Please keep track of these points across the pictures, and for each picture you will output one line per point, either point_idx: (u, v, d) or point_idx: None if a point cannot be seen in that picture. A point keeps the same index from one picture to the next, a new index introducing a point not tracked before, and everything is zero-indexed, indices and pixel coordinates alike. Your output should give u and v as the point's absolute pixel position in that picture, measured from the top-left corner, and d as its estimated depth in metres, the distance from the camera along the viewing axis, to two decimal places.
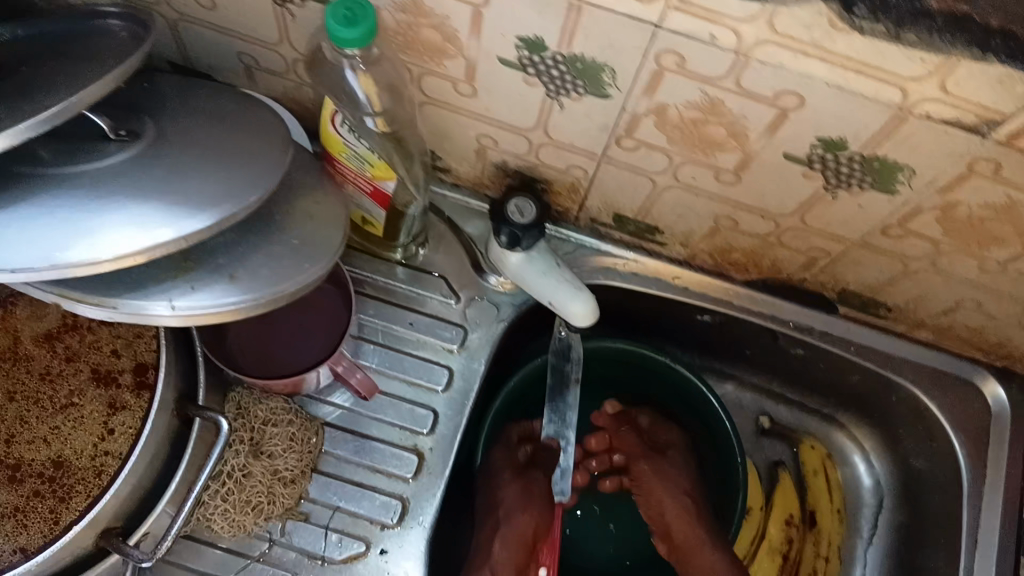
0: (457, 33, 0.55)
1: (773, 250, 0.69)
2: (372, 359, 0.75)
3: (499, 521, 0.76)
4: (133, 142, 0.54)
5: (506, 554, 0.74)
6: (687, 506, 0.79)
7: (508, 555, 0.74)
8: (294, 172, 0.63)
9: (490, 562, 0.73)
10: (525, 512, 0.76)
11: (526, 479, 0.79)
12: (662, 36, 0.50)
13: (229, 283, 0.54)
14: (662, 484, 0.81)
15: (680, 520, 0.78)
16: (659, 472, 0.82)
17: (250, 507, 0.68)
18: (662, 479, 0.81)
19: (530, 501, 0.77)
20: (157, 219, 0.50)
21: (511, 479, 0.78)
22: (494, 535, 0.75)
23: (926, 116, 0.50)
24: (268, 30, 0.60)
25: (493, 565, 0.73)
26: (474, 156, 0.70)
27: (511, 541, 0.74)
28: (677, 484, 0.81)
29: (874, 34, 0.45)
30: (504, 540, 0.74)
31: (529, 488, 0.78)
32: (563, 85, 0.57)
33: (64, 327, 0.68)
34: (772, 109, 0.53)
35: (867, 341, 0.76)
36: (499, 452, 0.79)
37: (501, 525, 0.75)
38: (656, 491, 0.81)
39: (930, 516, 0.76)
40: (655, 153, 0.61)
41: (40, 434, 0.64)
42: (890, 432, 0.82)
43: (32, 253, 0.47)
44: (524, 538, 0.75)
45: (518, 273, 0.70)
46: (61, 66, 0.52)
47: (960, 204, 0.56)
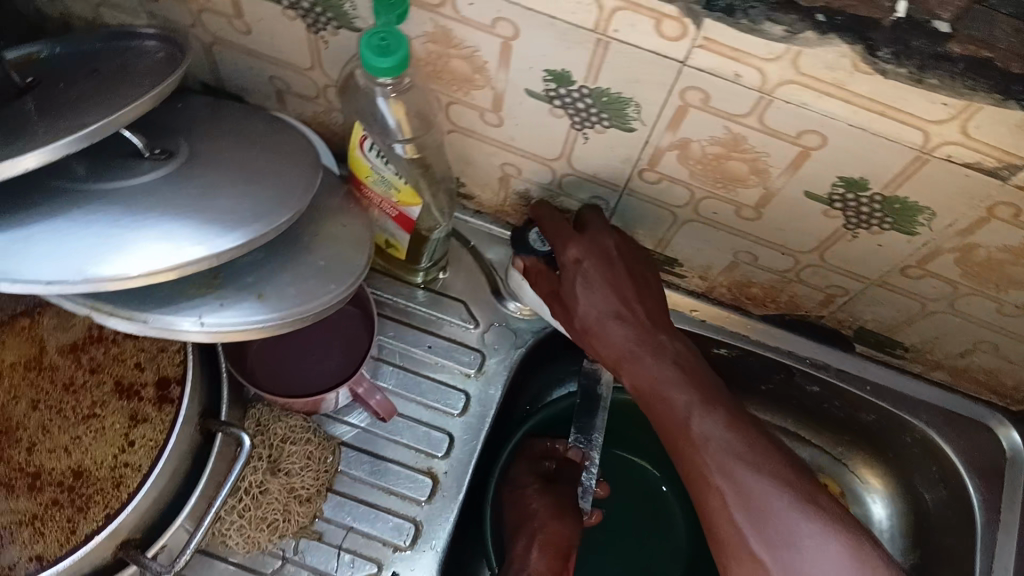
0: (486, 63, 0.56)
1: (791, 286, 0.70)
2: (390, 381, 0.76)
3: (535, 530, 0.73)
4: (166, 161, 0.55)
5: (543, 563, 0.71)
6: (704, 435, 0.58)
7: (545, 562, 0.71)
8: (321, 195, 0.64)
9: (527, 568, 0.70)
10: (560, 520, 0.74)
11: (554, 489, 0.76)
12: (687, 73, 0.51)
13: (255, 302, 0.55)
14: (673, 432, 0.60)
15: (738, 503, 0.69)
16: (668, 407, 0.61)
17: (265, 524, 0.69)
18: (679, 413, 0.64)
19: (563, 511, 0.74)
20: (189, 236, 0.51)
21: (539, 490, 0.76)
22: (531, 543, 0.72)
23: (947, 159, 0.50)
24: (301, 56, 0.62)
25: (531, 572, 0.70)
26: (498, 184, 0.71)
27: (549, 548, 0.72)
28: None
29: (896, 77, 0.46)
30: (543, 547, 0.72)
31: (558, 500, 0.75)
32: (588, 117, 0.58)
33: (90, 339, 0.69)
34: (794, 147, 0.53)
35: (884, 381, 0.76)
36: (523, 467, 0.78)
37: (538, 533, 0.72)
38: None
39: (944, 558, 0.76)
40: (676, 187, 0.62)
41: (61, 443, 0.65)
42: (904, 472, 0.81)
43: (67, 266, 0.48)
44: (560, 546, 0.72)
45: (539, 302, 0.72)
46: (99, 85, 0.53)
47: (979, 246, 0.56)
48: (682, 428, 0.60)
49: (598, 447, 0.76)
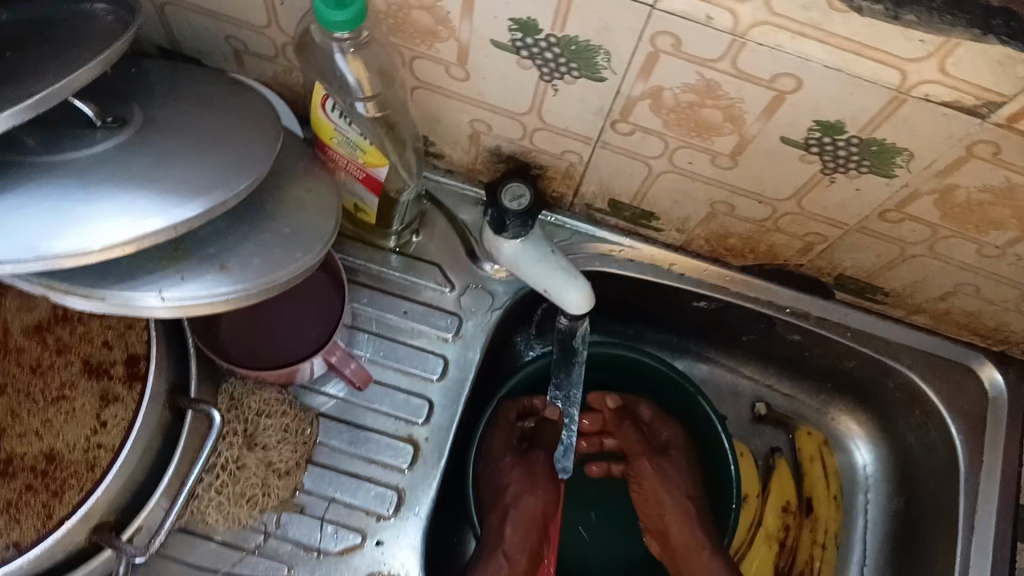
0: (449, 15, 0.54)
1: (769, 235, 0.68)
2: (367, 349, 0.75)
3: (507, 508, 0.74)
4: (119, 129, 0.53)
5: (519, 538, 0.73)
6: (688, 515, 0.77)
7: (519, 539, 0.73)
8: (284, 159, 0.62)
9: (501, 546, 0.72)
10: (531, 493, 0.74)
11: (528, 458, 0.77)
12: (657, 17, 0.49)
13: (219, 273, 0.53)
14: (668, 477, 0.78)
15: (683, 526, 0.76)
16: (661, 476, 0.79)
17: (244, 499, 0.68)
18: (662, 471, 0.79)
19: (534, 482, 0.75)
20: (144, 206, 0.49)
21: (512, 461, 0.77)
22: (503, 519, 0.73)
23: (925, 98, 0.49)
24: (256, 13, 0.59)
25: (505, 550, 0.72)
26: (467, 142, 0.69)
27: (523, 526, 0.73)
28: (678, 491, 0.78)
29: (872, 13, 0.44)
30: (515, 524, 0.73)
31: (531, 471, 0.76)
32: (557, 68, 0.56)
33: (54, 318, 0.67)
34: (769, 92, 0.52)
35: (865, 327, 0.76)
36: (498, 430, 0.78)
37: (508, 510, 0.73)
38: (655, 496, 0.78)
39: (927, 502, 0.76)
40: (650, 137, 0.60)
41: (32, 427, 0.63)
42: (887, 417, 0.81)
43: (19, 243, 0.47)
44: (532, 520, 0.74)
45: (514, 261, 0.69)
46: (44, 52, 0.51)
47: (958, 188, 0.55)
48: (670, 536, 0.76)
49: (578, 404, 0.79)
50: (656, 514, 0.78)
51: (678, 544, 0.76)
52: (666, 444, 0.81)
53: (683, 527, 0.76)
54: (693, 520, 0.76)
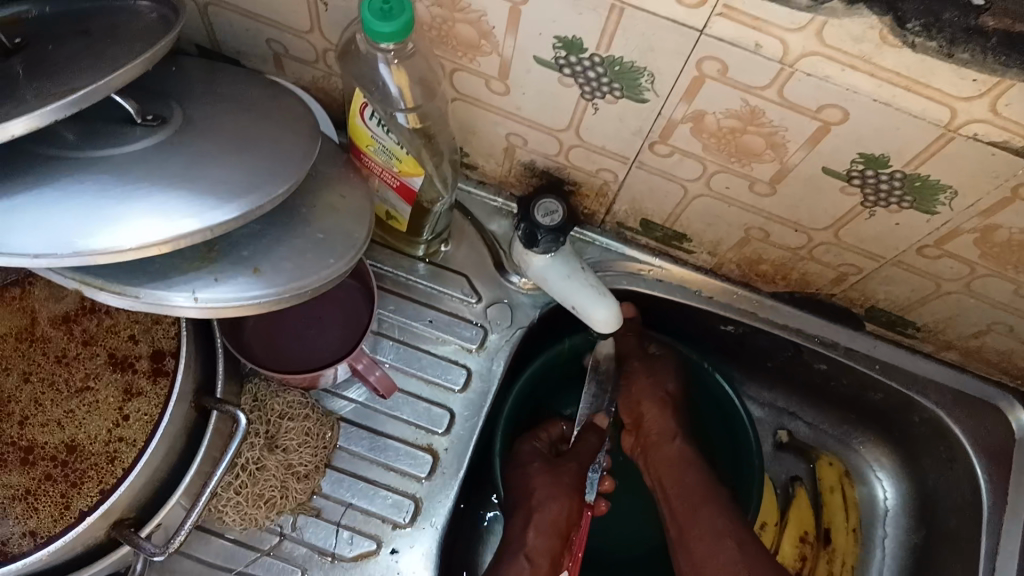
0: (493, 29, 0.53)
1: (802, 263, 0.68)
2: (389, 356, 0.75)
3: (532, 511, 0.73)
4: (159, 127, 0.53)
5: (542, 543, 0.72)
6: (666, 413, 0.77)
7: (542, 543, 0.72)
8: (319, 164, 0.61)
9: (523, 548, 0.71)
10: (557, 500, 0.74)
11: (556, 468, 0.76)
12: (704, 42, 0.48)
13: (251, 276, 0.53)
14: (642, 383, 0.78)
15: (655, 416, 0.77)
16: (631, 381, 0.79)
17: (263, 501, 0.68)
18: (645, 382, 0.78)
19: (560, 489, 0.75)
20: (181, 207, 0.49)
21: (541, 466, 0.76)
22: (528, 523, 0.72)
23: (972, 137, 0.48)
24: (300, 18, 0.59)
25: (528, 552, 0.71)
26: (502, 155, 0.69)
27: (545, 528, 0.73)
28: (658, 382, 0.78)
29: (925, 50, 0.44)
30: (539, 527, 0.72)
31: (559, 479, 0.75)
32: (598, 86, 0.55)
33: (82, 310, 0.67)
34: (814, 122, 0.51)
35: (893, 360, 0.75)
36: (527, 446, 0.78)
37: (535, 512, 0.73)
38: (638, 391, 0.78)
39: (947, 540, 0.75)
40: (688, 160, 0.60)
41: (54, 417, 0.63)
42: (910, 451, 0.81)
43: (56, 238, 0.47)
44: (557, 526, 0.73)
45: (542, 275, 0.69)
46: (89, 47, 0.51)
47: (1000, 227, 0.55)
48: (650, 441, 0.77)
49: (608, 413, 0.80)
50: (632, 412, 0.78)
51: (650, 431, 0.78)
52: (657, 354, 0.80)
53: (656, 414, 0.77)
54: (668, 412, 0.77)
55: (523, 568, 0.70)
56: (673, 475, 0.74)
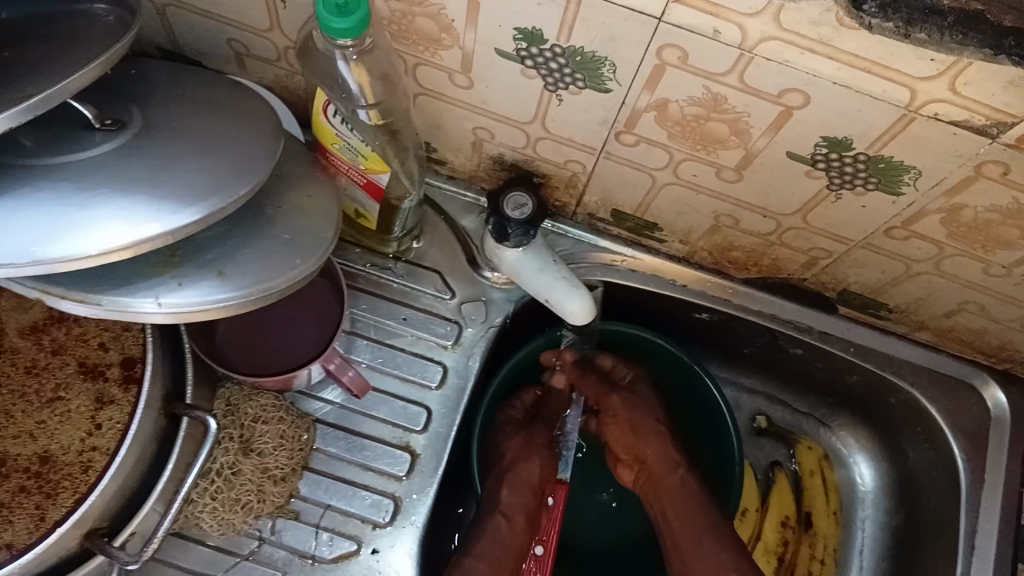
0: (453, 23, 0.53)
1: (773, 249, 0.68)
2: (364, 355, 0.74)
3: (504, 471, 0.74)
4: (118, 132, 0.52)
5: (516, 500, 0.73)
6: (666, 443, 0.75)
7: (517, 499, 0.73)
8: (284, 164, 0.61)
9: (499, 506, 0.72)
10: (530, 458, 0.75)
11: (529, 429, 0.77)
12: (664, 30, 0.48)
13: (216, 279, 0.52)
14: (638, 413, 0.77)
15: (654, 447, 0.75)
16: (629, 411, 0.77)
17: (239, 506, 0.67)
18: (639, 414, 0.77)
19: (533, 449, 0.76)
20: (142, 211, 0.48)
21: (513, 429, 0.77)
22: (502, 481, 0.73)
23: (934, 117, 0.48)
24: (260, 17, 0.59)
25: (504, 509, 0.72)
26: (470, 149, 0.69)
27: (520, 486, 0.73)
28: (650, 410, 0.77)
29: (883, 31, 0.43)
30: (512, 485, 0.73)
31: (531, 439, 0.77)
32: (561, 78, 0.55)
33: (51, 319, 0.67)
34: (776, 107, 0.51)
35: (868, 343, 0.75)
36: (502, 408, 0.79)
37: (509, 471, 0.74)
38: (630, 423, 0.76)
39: (927, 520, 0.75)
40: (655, 149, 0.60)
41: (25, 429, 0.62)
42: (888, 432, 0.81)
43: (15, 247, 0.46)
44: (531, 483, 0.74)
45: (514, 268, 0.69)
46: (43, 52, 0.50)
47: (966, 207, 0.55)
48: (650, 472, 0.74)
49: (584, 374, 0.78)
50: (628, 445, 0.76)
51: (650, 464, 0.75)
52: (629, 380, 0.80)
53: (655, 445, 0.75)
54: (668, 443, 0.75)
55: (500, 526, 0.71)
56: (675, 505, 0.71)
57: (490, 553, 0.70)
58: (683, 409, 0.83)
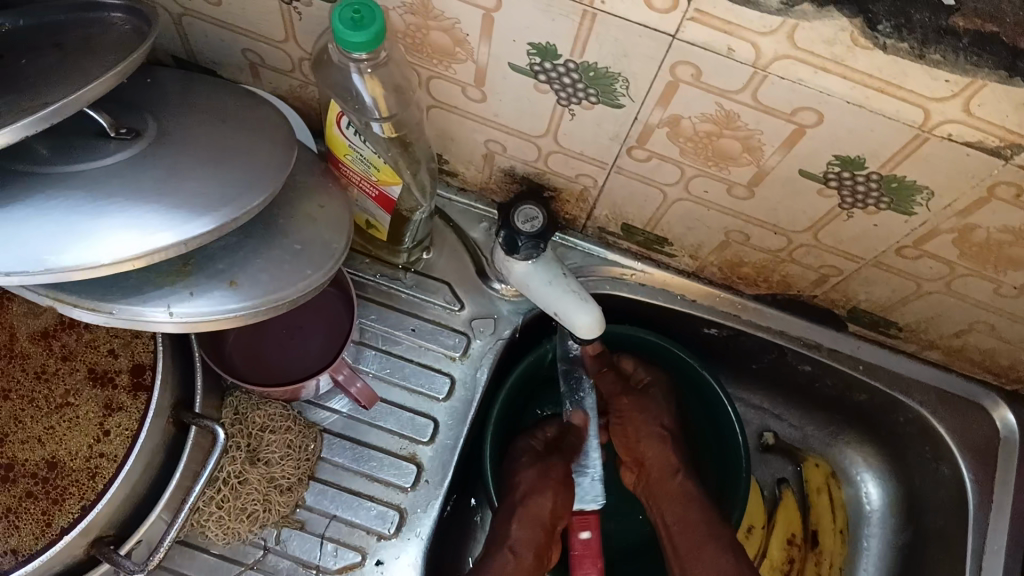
0: (468, 37, 0.53)
1: (783, 265, 0.68)
2: (372, 366, 0.75)
3: (516, 504, 0.73)
4: (133, 140, 0.52)
5: (526, 535, 0.73)
6: (667, 446, 0.77)
7: (528, 534, 0.73)
8: (297, 174, 0.61)
9: (507, 540, 0.72)
10: (544, 493, 0.74)
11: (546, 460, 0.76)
12: (678, 47, 0.48)
13: (228, 289, 0.53)
14: (641, 416, 0.78)
15: (654, 450, 0.77)
16: (635, 414, 0.78)
17: (245, 515, 0.68)
18: (647, 416, 0.78)
19: (546, 482, 0.74)
20: (155, 221, 0.49)
21: (528, 462, 0.76)
22: (512, 515, 0.73)
23: (947, 138, 0.48)
24: (275, 28, 0.59)
25: (511, 544, 0.72)
26: (482, 162, 0.69)
27: (531, 521, 0.73)
28: (657, 417, 0.78)
29: (897, 52, 0.43)
30: (523, 519, 0.73)
31: (547, 472, 0.75)
32: (574, 93, 0.55)
33: (61, 325, 0.67)
34: (789, 125, 0.51)
35: (877, 361, 0.75)
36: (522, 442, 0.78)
37: (520, 505, 0.73)
38: (634, 427, 0.78)
39: (933, 540, 0.75)
40: (666, 165, 0.60)
41: (35, 434, 0.63)
42: (895, 450, 0.81)
43: (28, 254, 0.46)
44: (542, 518, 0.73)
45: (524, 280, 0.68)
46: (61, 60, 0.50)
47: (977, 227, 0.55)
48: (659, 476, 0.76)
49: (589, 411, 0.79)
50: (631, 447, 0.78)
51: (650, 467, 0.77)
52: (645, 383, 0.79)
53: (656, 449, 0.77)
54: (669, 447, 0.77)
55: (506, 561, 0.71)
56: (676, 511, 0.74)
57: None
58: (699, 422, 0.83)
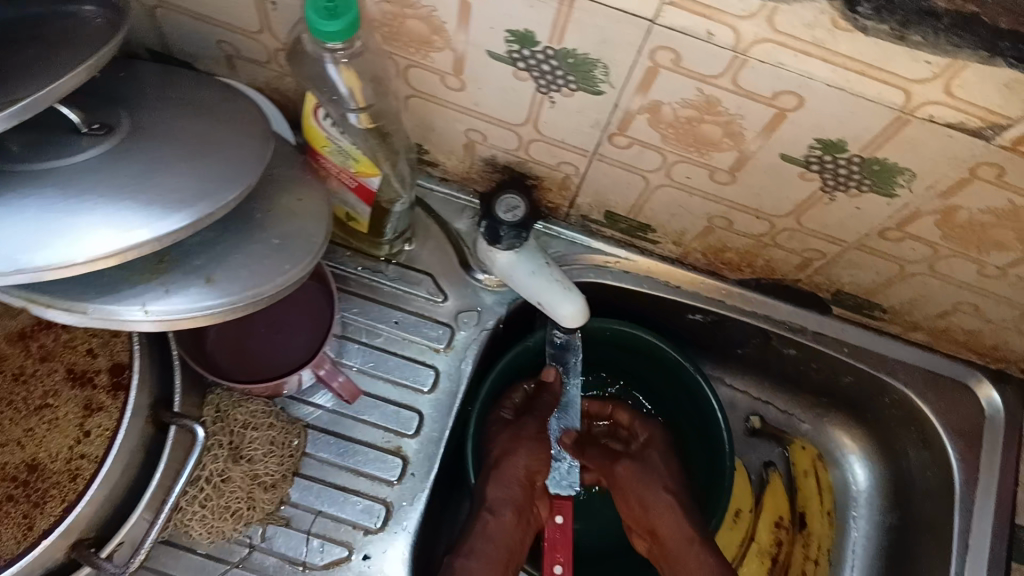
0: (445, 25, 0.52)
1: (767, 250, 0.68)
2: (355, 359, 0.74)
3: (492, 467, 0.73)
4: (105, 137, 0.51)
5: (503, 494, 0.72)
6: (677, 514, 0.73)
7: (504, 493, 0.72)
8: (274, 167, 0.60)
9: (485, 501, 0.72)
10: (516, 454, 0.74)
11: (519, 423, 0.76)
12: (657, 32, 0.48)
13: (204, 286, 0.52)
14: (646, 479, 0.76)
15: (665, 519, 0.73)
16: (642, 476, 0.76)
17: (229, 513, 0.67)
18: (646, 477, 0.76)
19: (519, 442, 0.75)
20: (129, 218, 0.48)
21: (505, 423, 0.77)
22: (488, 476, 0.73)
23: (929, 119, 0.48)
24: (249, 18, 0.58)
25: (489, 505, 0.72)
26: (462, 151, 0.68)
27: (506, 480, 0.72)
28: (661, 481, 0.76)
29: (878, 34, 0.43)
30: (498, 479, 0.72)
31: (519, 434, 0.75)
32: (554, 80, 0.55)
33: (39, 326, 0.66)
34: (771, 109, 0.51)
35: (861, 343, 0.75)
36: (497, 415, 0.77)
37: (496, 469, 0.73)
38: (638, 499, 0.75)
39: (921, 520, 0.75)
40: (648, 151, 0.59)
41: (14, 436, 0.62)
42: (882, 431, 0.81)
43: (0, 254, 0.45)
44: (518, 477, 0.73)
45: (507, 272, 0.68)
46: (28, 55, 0.49)
47: (960, 209, 0.54)
48: (675, 541, 0.71)
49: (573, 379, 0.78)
50: (640, 516, 0.74)
51: (662, 537, 0.72)
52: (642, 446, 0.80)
53: (666, 518, 0.72)
54: (680, 514, 0.73)
55: (485, 523, 0.71)
56: None
57: (483, 550, 0.70)
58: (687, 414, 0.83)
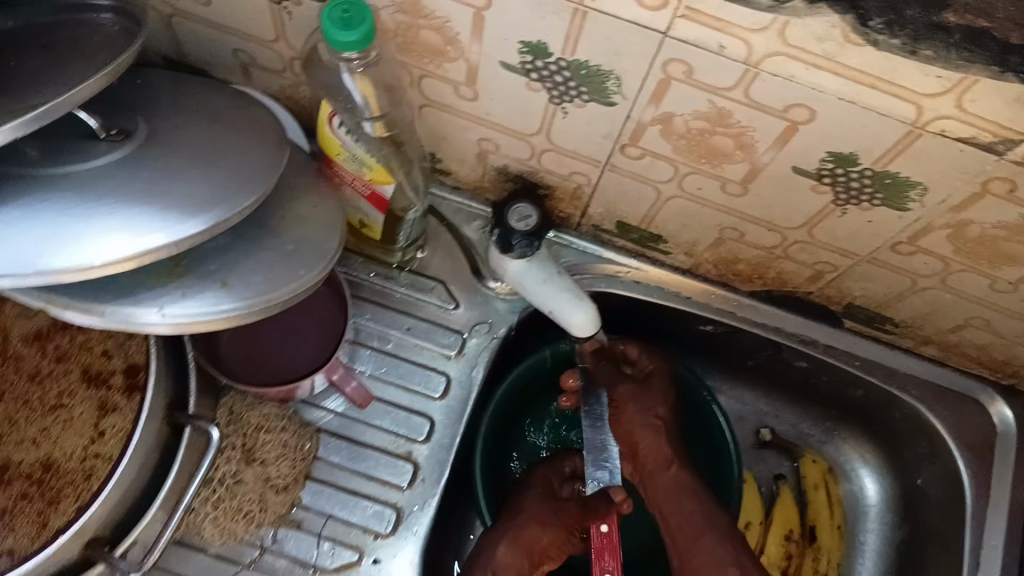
0: (458, 35, 0.53)
1: (778, 262, 0.68)
2: (367, 366, 0.74)
3: (513, 527, 0.73)
4: (123, 142, 0.52)
5: (512, 559, 0.72)
6: (662, 438, 0.75)
7: (513, 560, 0.72)
8: (289, 175, 0.61)
9: (492, 562, 0.71)
10: (546, 527, 0.74)
11: (559, 501, 0.76)
12: (669, 44, 0.48)
13: (220, 290, 0.52)
14: (643, 398, 0.76)
15: (649, 442, 0.75)
16: (635, 395, 0.76)
17: (241, 515, 0.68)
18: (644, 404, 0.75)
19: (552, 517, 0.74)
20: (146, 223, 0.48)
21: (542, 494, 0.76)
22: (502, 537, 0.72)
23: (940, 134, 0.48)
24: (265, 27, 0.59)
25: (495, 567, 0.71)
26: (475, 160, 0.69)
27: (522, 549, 0.72)
28: (658, 407, 0.75)
29: (888, 48, 0.43)
30: (513, 543, 0.72)
31: (558, 508, 0.75)
32: (566, 90, 0.55)
33: (54, 326, 0.67)
34: (782, 122, 0.51)
35: (871, 356, 0.75)
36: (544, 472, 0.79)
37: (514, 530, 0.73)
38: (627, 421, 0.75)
39: (933, 535, 0.75)
40: (659, 162, 0.60)
41: (28, 436, 0.63)
42: (893, 445, 0.80)
43: (18, 257, 0.46)
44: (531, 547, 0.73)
45: (517, 280, 0.68)
46: (50, 61, 0.50)
47: (971, 223, 0.54)
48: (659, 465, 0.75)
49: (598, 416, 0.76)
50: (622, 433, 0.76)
51: (644, 458, 0.75)
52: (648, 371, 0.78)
53: (652, 441, 0.75)
54: (665, 438, 0.75)
55: None
56: (671, 505, 0.73)
57: None
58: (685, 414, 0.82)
